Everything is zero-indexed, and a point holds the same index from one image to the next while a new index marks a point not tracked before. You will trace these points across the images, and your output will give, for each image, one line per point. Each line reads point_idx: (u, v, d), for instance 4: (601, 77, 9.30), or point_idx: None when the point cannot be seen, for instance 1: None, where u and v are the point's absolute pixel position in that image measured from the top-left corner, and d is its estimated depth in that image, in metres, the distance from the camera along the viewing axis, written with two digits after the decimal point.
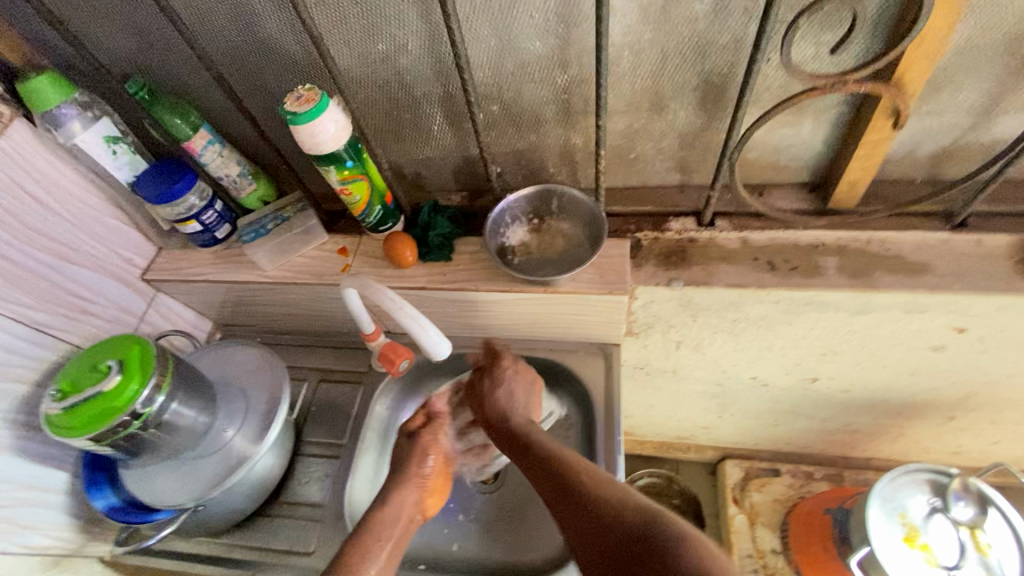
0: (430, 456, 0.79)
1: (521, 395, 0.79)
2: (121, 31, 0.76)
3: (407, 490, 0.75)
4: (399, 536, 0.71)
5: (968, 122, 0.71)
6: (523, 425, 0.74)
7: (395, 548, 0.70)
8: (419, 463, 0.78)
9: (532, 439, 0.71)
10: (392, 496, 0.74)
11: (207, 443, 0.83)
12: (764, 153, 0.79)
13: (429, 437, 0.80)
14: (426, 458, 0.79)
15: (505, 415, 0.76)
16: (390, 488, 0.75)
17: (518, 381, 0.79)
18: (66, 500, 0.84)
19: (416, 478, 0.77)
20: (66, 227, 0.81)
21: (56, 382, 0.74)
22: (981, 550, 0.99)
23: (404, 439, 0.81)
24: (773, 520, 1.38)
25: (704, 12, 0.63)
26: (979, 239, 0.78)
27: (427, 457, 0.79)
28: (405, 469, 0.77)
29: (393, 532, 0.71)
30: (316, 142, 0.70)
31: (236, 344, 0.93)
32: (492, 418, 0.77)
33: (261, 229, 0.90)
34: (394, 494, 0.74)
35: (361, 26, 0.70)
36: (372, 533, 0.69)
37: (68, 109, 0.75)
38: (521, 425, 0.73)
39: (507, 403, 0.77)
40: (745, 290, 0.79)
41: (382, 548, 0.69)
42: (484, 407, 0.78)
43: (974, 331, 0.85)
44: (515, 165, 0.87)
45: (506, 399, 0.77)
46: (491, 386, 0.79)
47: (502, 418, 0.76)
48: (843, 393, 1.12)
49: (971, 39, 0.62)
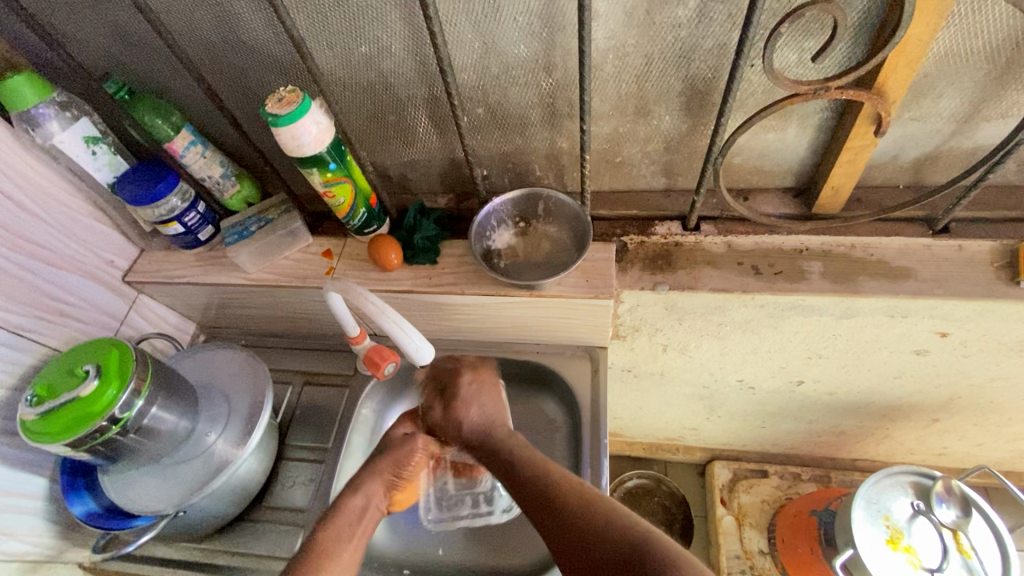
0: (412, 457, 0.79)
1: (489, 408, 0.78)
2: (101, 31, 0.75)
3: (375, 482, 0.75)
4: (365, 529, 0.70)
5: (950, 128, 0.72)
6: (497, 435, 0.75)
7: (358, 540, 0.69)
8: (396, 463, 0.78)
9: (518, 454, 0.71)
10: (362, 485, 0.74)
11: (188, 448, 0.82)
12: (749, 158, 0.79)
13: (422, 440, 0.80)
14: (410, 457, 0.78)
15: (480, 430, 0.76)
16: (363, 475, 0.75)
17: (484, 396, 0.79)
18: (44, 506, 0.83)
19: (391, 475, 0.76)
20: (44, 229, 0.80)
21: (33, 387, 0.73)
22: (964, 551, 1.01)
23: (396, 435, 0.81)
24: (760, 521, 1.39)
25: (688, 17, 0.63)
26: (962, 244, 0.79)
27: (406, 460, 0.78)
28: (383, 461, 0.77)
29: (358, 527, 0.70)
30: (297, 145, 0.69)
31: (220, 347, 0.92)
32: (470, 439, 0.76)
33: (243, 232, 0.89)
34: (364, 482, 0.74)
35: (343, 28, 0.69)
36: (341, 519, 0.70)
37: (46, 110, 0.74)
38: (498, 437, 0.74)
39: (481, 418, 0.77)
40: (729, 294, 0.80)
41: (349, 533, 0.69)
42: (452, 428, 0.79)
43: (957, 335, 0.86)
44: (501, 168, 0.86)
45: (477, 419, 0.77)
46: (451, 409, 0.79)
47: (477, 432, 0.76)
48: (829, 396, 1.12)
49: (952, 46, 0.62)
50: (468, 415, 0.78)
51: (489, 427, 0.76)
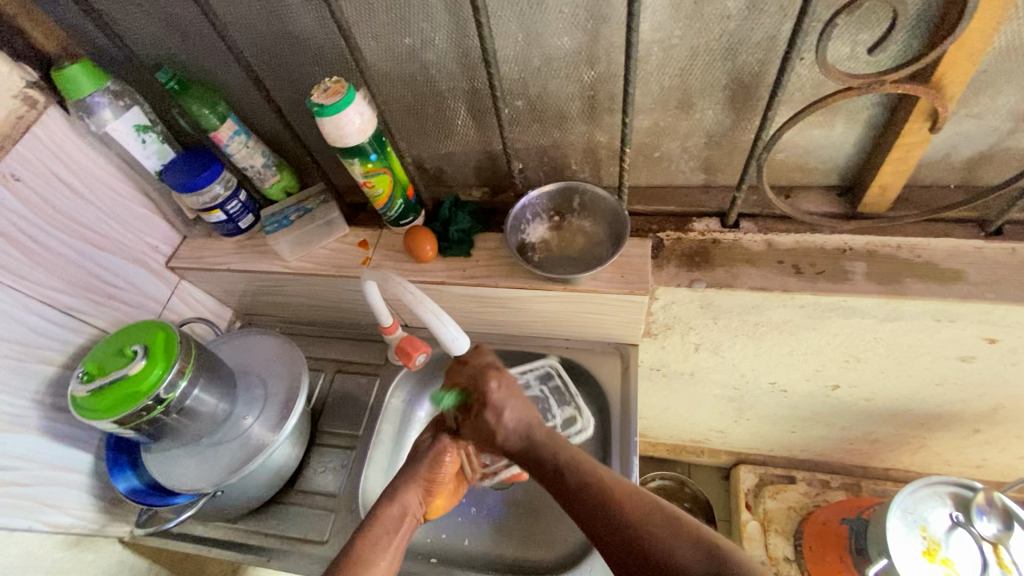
0: (443, 459, 0.78)
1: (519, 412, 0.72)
2: (154, 23, 0.77)
3: (411, 489, 0.75)
4: (400, 539, 0.69)
5: (1008, 126, 0.69)
6: (540, 439, 0.70)
7: (400, 541, 0.69)
8: (431, 465, 0.77)
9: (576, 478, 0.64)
10: (398, 494, 0.73)
11: (227, 430, 0.84)
12: (793, 155, 0.78)
13: (451, 439, 0.79)
14: (440, 461, 0.77)
15: (525, 440, 0.71)
16: (397, 485, 0.75)
17: (513, 401, 0.73)
18: (89, 481, 0.86)
19: (424, 475, 0.76)
20: (94, 214, 0.83)
21: (83, 365, 0.75)
22: (1005, 566, 0.95)
23: (425, 440, 0.80)
24: (787, 528, 1.36)
25: (737, 9, 0.61)
26: (1015, 247, 0.76)
27: (440, 459, 0.78)
28: (417, 464, 0.77)
29: (391, 539, 0.68)
30: (341, 135, 0.70)
31: (257, 332, 0.95)
32: (516, 447, 0.71)
33: (283, 220, 0.91)
34: (401, 491, 0.74)
35: (389, 20, 0.70)
36: (378, 526, 0.69)
37: (100, 98, 0.78)
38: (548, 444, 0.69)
39: (520, 423, 0.72)
40: (768, 293, 0.78)
41: (387, 542, 0.68)
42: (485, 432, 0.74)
43: (1006, 342, 0.83)
44: (537, 162, 0.86)
45: (513, 424, 0.72)
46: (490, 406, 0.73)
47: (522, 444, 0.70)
48: (865, 402, 1.09)
49: (1017, 39, 0.60)
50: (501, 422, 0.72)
51: (529, 431, 0.71)
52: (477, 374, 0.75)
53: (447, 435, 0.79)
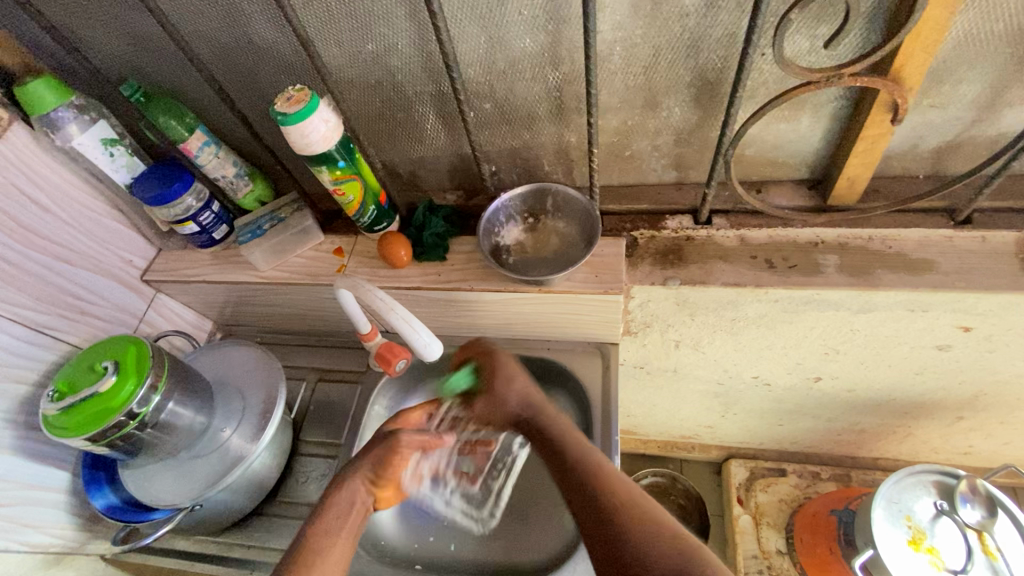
0: (397, 456, 0.76)
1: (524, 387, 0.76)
2: (116, 36, 0.77)
3: (357, 481, 0.73)
4: (348, 531, 0.70)
5: (971, 116, 0.69)
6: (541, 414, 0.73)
7: (349, 534, 0.69)
8: (379, 460, 0.75)
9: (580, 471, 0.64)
10: (344, 485, 0.72)
11: (205, 442, 0.83)
12: (762, 150, 0.78)
13: (406, 437, 0.77)
14: (394, 456, 0.75)
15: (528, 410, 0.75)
16: (345, 477, 0.73)
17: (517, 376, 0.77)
18: (67, 499, 0.85)
19: (374, 470, 0.74)
20: (64, 230, 0.82)
21: (54, 383, 0.75)
22: (989, 553, 0.97)
23: (380, 435, 0.78)
24: (778, 521, 1.36)
25: (696, 6, 0.62)
26: (985, 236, 0.76)
27: (392, 457, 0.75)
28: (365, 458, 0.75)
29: (338, 533, 0.69)
30: (306, 143, 0.70)
31: (235, 344, 0.94)
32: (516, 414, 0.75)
33: (256, 230, 0.90)
34: (346, 483, 0.72)
35: (350, 26, 0.69)
36: (322, 520, 0.69)
37: (65, 112, 0.76)
38: (552, 425, 0.71)
39: (527, 396, 0.76)
40: (742, 289, 0.78)
41: (332, 537, 0.68)
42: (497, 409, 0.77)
43: (981, 330, 0.83)
44: (510, 164, 0.86)
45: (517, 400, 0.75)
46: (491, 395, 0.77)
47: (530, 419, 0.73)
48: (848, 393, 1.10)
49: (972, 29, 0.60)
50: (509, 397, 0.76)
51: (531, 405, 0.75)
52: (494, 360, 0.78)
53: (402, 433, 0.77)
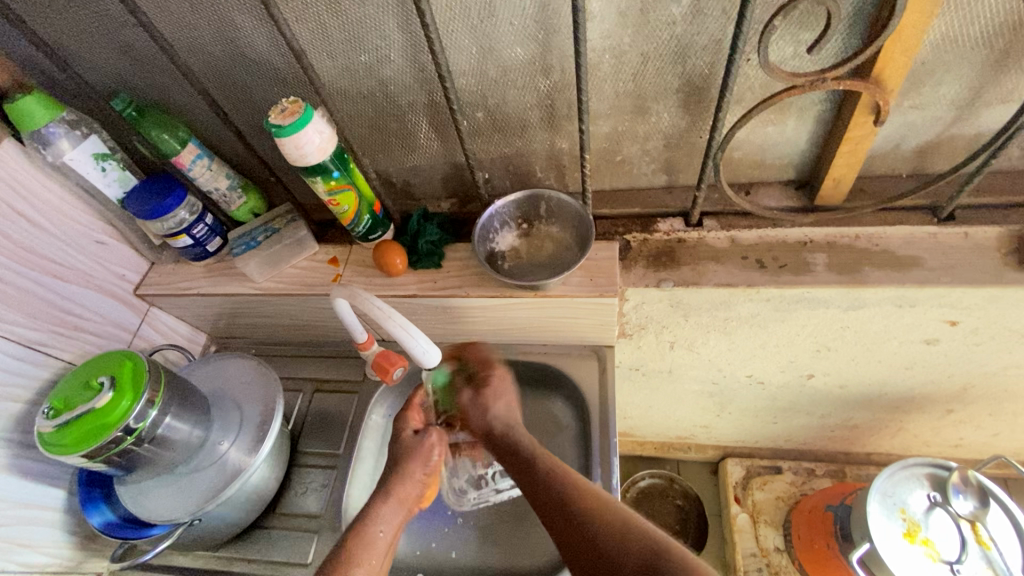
0: (433, 455, 0.79)
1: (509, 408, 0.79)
2: (108, 50, 0.77)
3: (402, 484, 0.76)
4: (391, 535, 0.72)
5: (951, 115, 0.71)
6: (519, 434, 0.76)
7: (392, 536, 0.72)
8: (421, 461, 0.78)
9: (558, 488, 0.65)
10: (392, 490, 0.75)
11: (202, 456, 0.83)
12: (750, 152, 0.79)
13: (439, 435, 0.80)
14: (432, 454, 0.79)
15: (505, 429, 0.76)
16: (392, 481, 0.75)
17: (505, 394, 0.80)
18: (62, 518, 0.84)
19: (418, 472, 0.77)
20: (56, 246, 0.82)
21: (49, 401, 0.74)
22: (983, 543, 0.99)
23: (410, 436, 0.80)
24: (775, 518, 1.38)
25: (683, 14, 0.63)
26: (968, 232, 0.78)
27: (430, 457, 0.79)
28: (408, 462, 0.77)
29: (386, 535, 0.71)
30: (301, 154, 0.70)
31: (231, 356, 0.94)
32: (493, 429, 0.77)
33: (251, 241, 0.91)
34: (394, 487, 0.75)
35: (342, 38, 0.70)
36: (370, 525, 0.71)
37: (56, 128, 0.76)
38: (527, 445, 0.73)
39: (506, 415, 0.78)
40: (734, 289, 0.79)
41: (379, 541, 0.70)
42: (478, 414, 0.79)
43: (967, 323, 0.85)
44: (503, 171, 0.87)
45: (502, 412, 0.78)
46: (478, 398, 0.80)
47: (504, 436, 0.76)
48: (840, 390, 1.12)
49: (949, 33, 0.62)
50: (493, 407, 0.78)
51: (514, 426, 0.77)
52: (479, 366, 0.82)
53: (435, 430, 0.80)
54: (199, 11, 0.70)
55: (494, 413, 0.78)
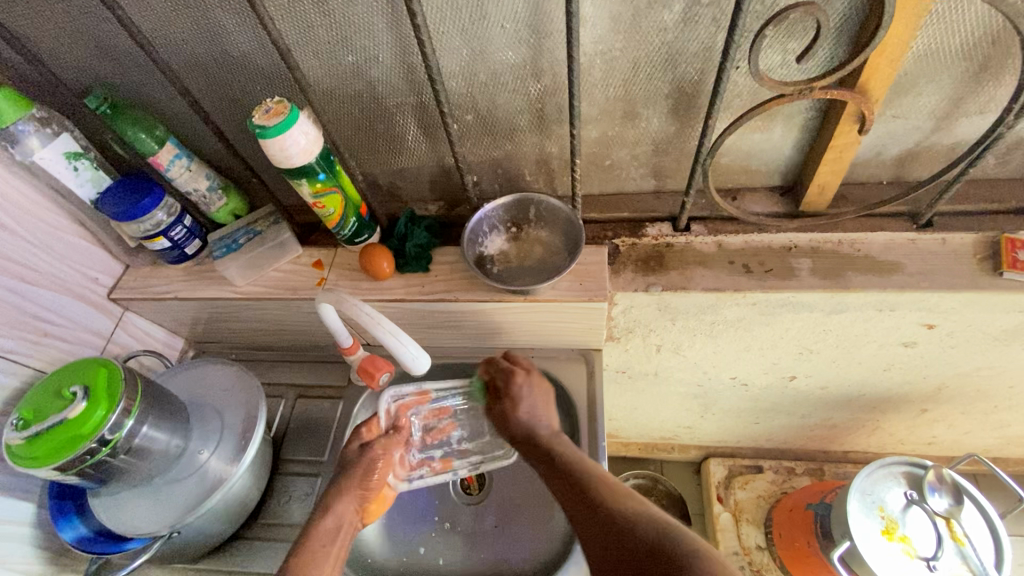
0: (376, 465, 0.78)
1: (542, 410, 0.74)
2: (81, 45, 0.74)
3: (347, 498, 0.74)
4: (335, 556, 0.69)
5: (930, 125, 0.73)
6: (550, 440, 0.71)
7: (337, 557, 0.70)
8: (365, 473, 0.77)
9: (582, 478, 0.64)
10: (331, 506, 0.73)
11: (181, 466, 0.80)
12: (737, 158, 0.80)
13: (382, 444, 0.79)
14: (375, 466, 0.78)
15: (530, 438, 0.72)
16: (330, 497, 0.74)
17: (537, 397, 0.74)
18: (32, 532, 0.80)
19: (360, 485, 0.76)
20: (25, 248, 0.78)
21: (17, 411, 0.71)
22: (958, 539, 1.02)
23: (354, 449, 0.79)
24: (756, 517, 1.40)
25: (673, 21, 0.63)
26: (946, 238, 0.80)
27: (374, 467, 0.78)
28: (350, 475, 0.76)
29: (326, 552, 0.69)
30: (286, 156, 0.68)
31: (210, 361, 0.91)
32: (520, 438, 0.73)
33: (232, 244, 0.88)
34: (334, 504, 0.73)
35: (329, 37, 0.69)
36: (314, 541, 0.69)
37: (25, 126, 0.73)
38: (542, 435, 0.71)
39: (531, 421, 0.73)
40: (722, 294, 0.80)
41: (322, 563, 0.68)
42: (501, 425, 0.75)
43: (943, 327, 0.87)
44: (491, 174, 0.86)
45: (529, 419, 0.73)
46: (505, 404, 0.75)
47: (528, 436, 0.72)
48: (821, 390, 1.14)
49: (931, 44, 0.64)
50: (521, 414, 0.73)
51: (542, 431, 0.72)
52: (503, 372, 0.76)
53: (380, 443, 0.79)
54: (180, 8, 0.67)
55: (518, 417, 0.73)
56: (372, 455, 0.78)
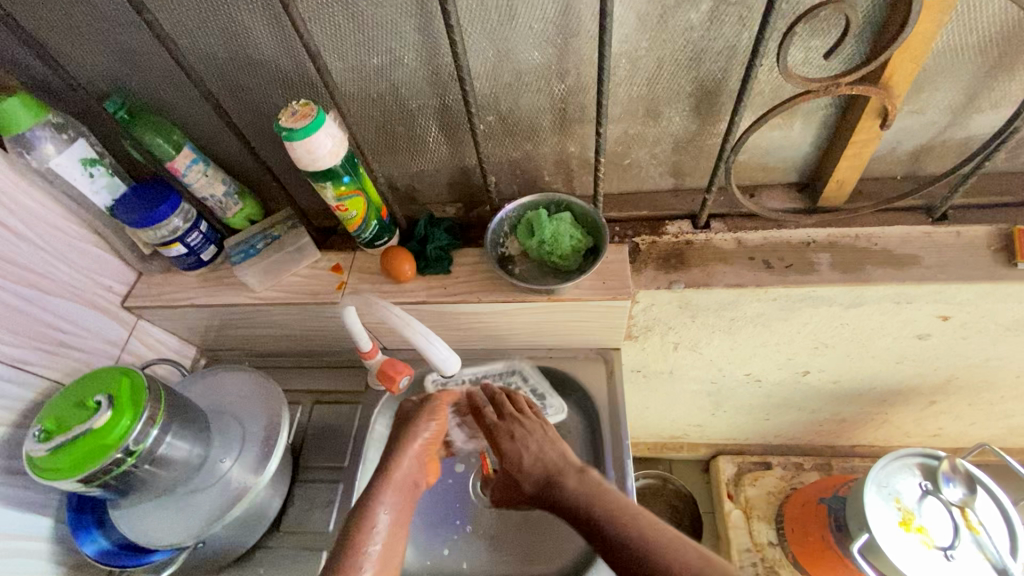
0: (433, 419, 0.82)
1: (545, 446, 0.79)
2: (101, 50, 0.73)
3: (406, 458, 0.79)
4: (401, 516, 0.75)
5: (945, 119, 0.75)
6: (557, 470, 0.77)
7: (401, 517, 0.75)
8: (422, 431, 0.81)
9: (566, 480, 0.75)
10: (390, 473, 0.77)
11: (202, 476, 0.79)
12: (755, 155, 0.81)
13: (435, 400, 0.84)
14: (432, 421, 0.82)
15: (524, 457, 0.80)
16: (390, 462, 0.78)
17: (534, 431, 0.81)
18: (50, 547, 0.78)
19: (418, 445, 0.80)
20: (40, 256, 0.77)
21: (39, 421, 0.70)
22: (972, 528, 1.03)
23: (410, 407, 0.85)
24: (768, 513, 1.40)
25: (700, 21, 0.64)
26: (960, 230, 0.82)
27: (430, 418, 0.82)
28: (408, 430, 0.81)
29: (390, 513, 0.74)
30: (313, 159, 0.68)
31: (227, 368, 0.90)
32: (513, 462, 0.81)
33: (250, 249, 0.87)
34: (392, 468, 0.77)
35: (356, 39, 0.69)
36: (370, 504, 0.74)
37: (41, 132, 0.72)
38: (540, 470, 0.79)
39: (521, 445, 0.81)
40: (743, 289, 0.81)
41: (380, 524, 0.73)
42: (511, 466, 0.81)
43: (957, 318, 0.89)
44: (510, 175, 0.86)
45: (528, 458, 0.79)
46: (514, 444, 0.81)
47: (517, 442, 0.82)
48: (832, 385, 1.15)
49: (949, 41, 0.66)
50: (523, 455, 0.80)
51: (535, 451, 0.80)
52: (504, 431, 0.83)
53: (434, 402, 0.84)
54: (207, 11, 0.67)
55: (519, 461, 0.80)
56: (431, 409, 0.83)
